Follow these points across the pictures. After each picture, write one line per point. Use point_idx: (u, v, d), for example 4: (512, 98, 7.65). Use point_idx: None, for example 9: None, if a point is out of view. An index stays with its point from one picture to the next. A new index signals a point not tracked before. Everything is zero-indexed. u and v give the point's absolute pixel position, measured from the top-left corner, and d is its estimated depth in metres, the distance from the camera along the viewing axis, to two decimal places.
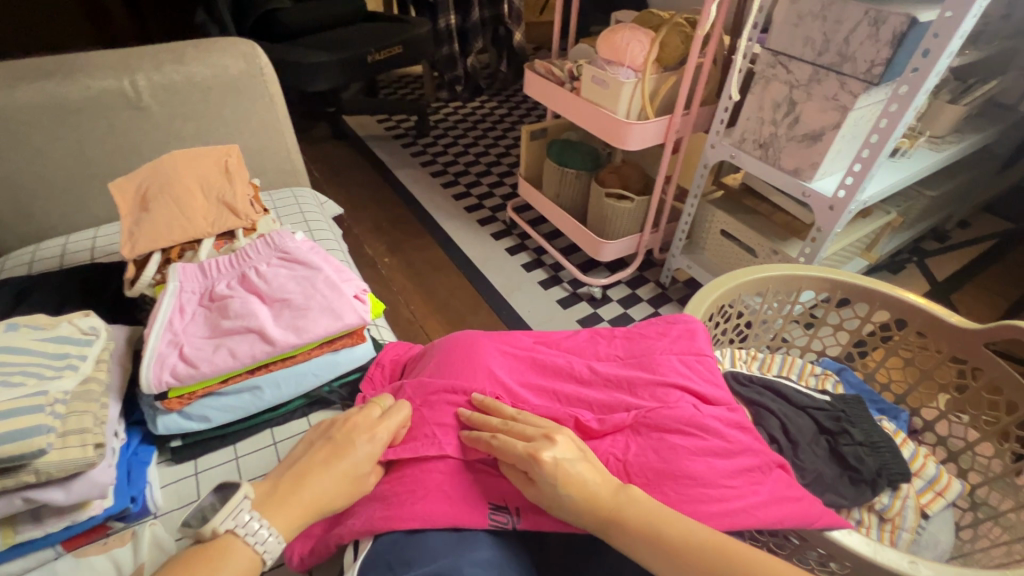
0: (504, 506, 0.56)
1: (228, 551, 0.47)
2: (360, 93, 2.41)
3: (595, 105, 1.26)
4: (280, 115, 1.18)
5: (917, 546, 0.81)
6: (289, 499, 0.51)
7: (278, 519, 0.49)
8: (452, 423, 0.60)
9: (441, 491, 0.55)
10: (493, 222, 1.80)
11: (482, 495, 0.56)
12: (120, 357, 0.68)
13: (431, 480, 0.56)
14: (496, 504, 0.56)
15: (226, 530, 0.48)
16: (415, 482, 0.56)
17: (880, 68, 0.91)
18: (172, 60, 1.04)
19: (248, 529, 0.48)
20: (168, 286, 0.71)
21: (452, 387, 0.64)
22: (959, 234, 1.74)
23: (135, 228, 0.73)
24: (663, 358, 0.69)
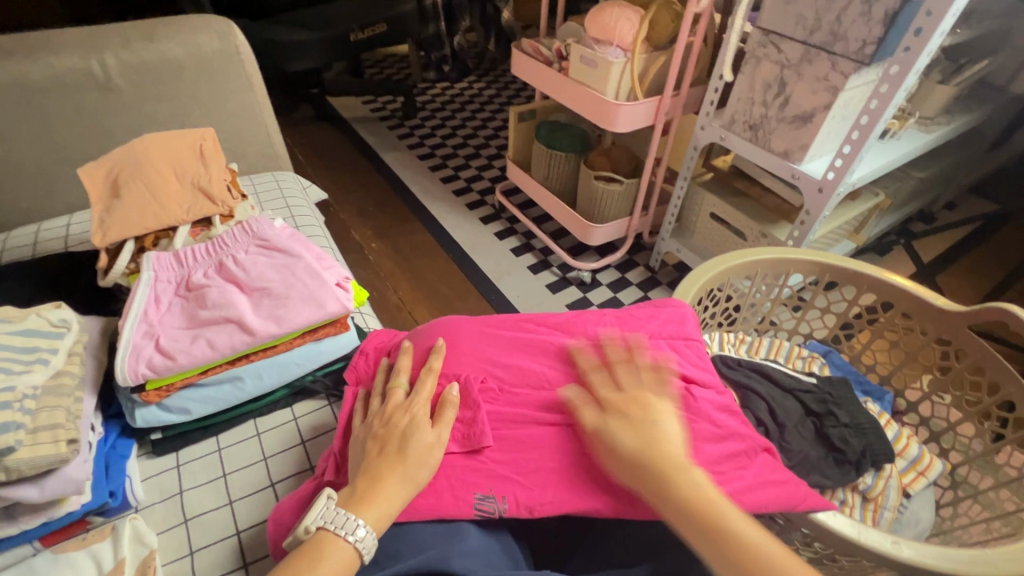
0: (491, 494, 0.54)
1: (329, 545, 0.47)
2: (344, 73, 2.35)
3: (583, 86, 1.23)
4: (259, 96, 1.14)
5: (898, 524, 0.82)
6: (376, 494, 0.51)
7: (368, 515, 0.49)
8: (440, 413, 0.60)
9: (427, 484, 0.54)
10: (481, 205, 1.77)
11: (468, 486, 0.55)
12: (94, 349, 0.66)
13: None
14: (481, 492, 0.54)
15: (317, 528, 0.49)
16: None
17: (871, 48, 0.89)
18: (143, 38, 0.99)
19: (339, 523, 0.48)
20: (143, 275, 0.68)
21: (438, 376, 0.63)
22: (946, 216, 1.75)
23: (106, 215, 0.70)
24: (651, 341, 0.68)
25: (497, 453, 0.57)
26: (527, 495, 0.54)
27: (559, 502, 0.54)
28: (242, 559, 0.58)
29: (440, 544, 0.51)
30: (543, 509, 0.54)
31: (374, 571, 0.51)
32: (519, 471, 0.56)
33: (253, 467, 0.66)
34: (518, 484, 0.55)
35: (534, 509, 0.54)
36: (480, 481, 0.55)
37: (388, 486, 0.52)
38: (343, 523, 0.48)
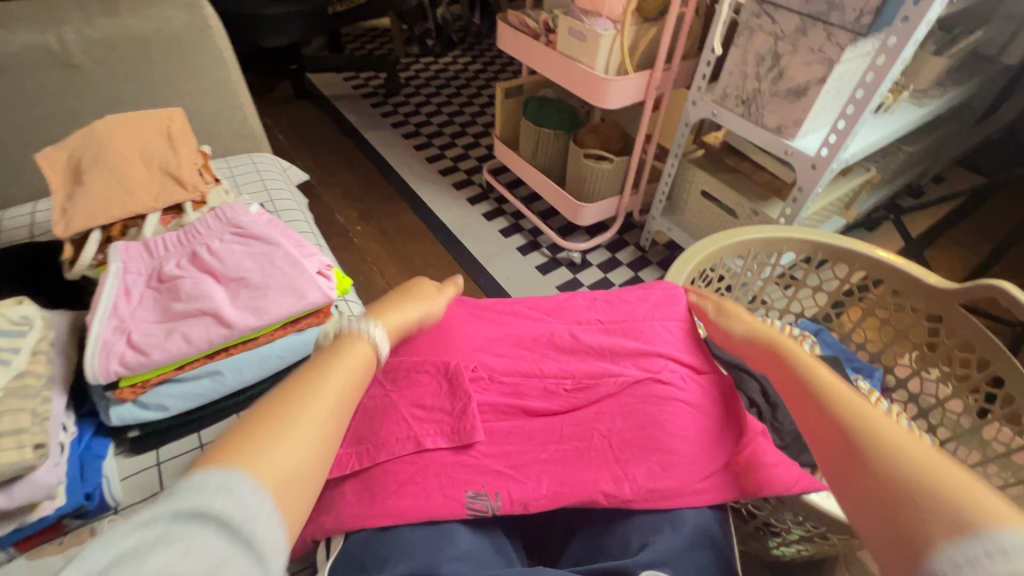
0: (483, 492, 0.53)
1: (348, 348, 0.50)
2: (324, 48, 2.26)
3: (571, 59, 1.19)
4: (232, 73, 1.08)
5: None
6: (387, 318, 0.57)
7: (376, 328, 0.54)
8: (427, 406, 0.57)
9: (415, 482, 0.52)
10: (469, 185, 1.73)
11: (458, 484, 0.53)
12: (63, 345, 0.62)
13: (402, 472, 0.53)
14: (473, 489, 0.52)
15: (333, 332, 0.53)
16: (384, 475, 0.53)
17: (869, 18, 0.86)
18: (103, 11, 0.93)
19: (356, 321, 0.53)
20: (109, 266, 0.65)
21: (426, 365, 0.60)
22: (934, 191, 1.75)
23: (69, 203, 0.66)
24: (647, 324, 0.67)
25: (487, 446, 0.56)
26: (522, 491, 0.53)
27: (553, 497, 0.53)
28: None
29: (430, 548, 0.49)
30: (538, 505, 0.53)
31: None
32: (511, 465, 0.54)
33: None
34: (511, 479, 0.53)
35: (528, 505, 0.53)
36: (471, 477, 0.53)
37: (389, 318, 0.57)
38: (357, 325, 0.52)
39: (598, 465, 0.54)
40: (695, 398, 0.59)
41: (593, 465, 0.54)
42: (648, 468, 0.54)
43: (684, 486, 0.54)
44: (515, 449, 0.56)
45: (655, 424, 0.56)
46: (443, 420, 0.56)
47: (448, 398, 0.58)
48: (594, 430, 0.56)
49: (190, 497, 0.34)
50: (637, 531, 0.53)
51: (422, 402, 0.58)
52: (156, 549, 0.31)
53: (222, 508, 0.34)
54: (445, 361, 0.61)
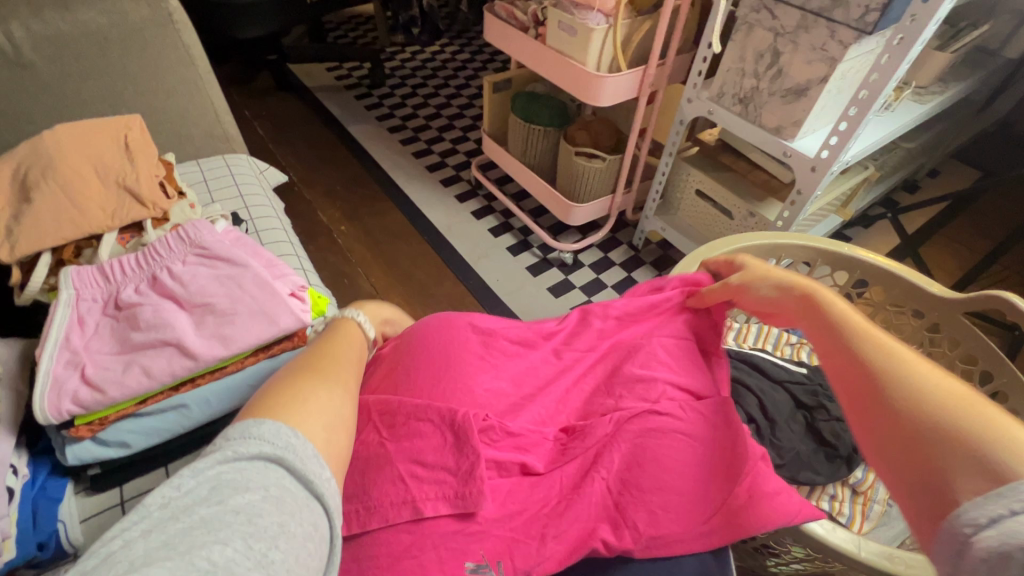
0: (484, 562, 0.47)
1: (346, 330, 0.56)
2: (304, 36, 2.17)
3: (560, 55, 1.14)
4: (200, 70, 1.02)
5: (886, 517, 0.82)
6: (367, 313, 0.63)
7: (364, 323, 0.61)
8: (426, 464, 0.50)
9: (412, 559, 0.46)
10: (456, 182, 1.68)
11: (459, 556, 0.46)
12: (11, 381, 0.58)
13: (396, 544, 0.46)
14: (473, 561, 0.47)
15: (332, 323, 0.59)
16: (376, 546, 0.47)
17: (874, 15, 0.82)
18: (55, 5, 0.86)
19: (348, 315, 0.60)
20: (61, 295, 0.60)
21: (424, 411, 0.53)
22: (930, 186, 1.72)
23: (14, 224, 0.61)
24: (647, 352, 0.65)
25: (492, 510, 0.49)
26: (525, 558, 0.48)
27: (556, 560, 0.48)
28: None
29: None
30: (543, 571, 0.48)
31: None
32: (515, 527, 0.50)
33: None
34: (515, 544, 0.48)
35: (531, 571, 0.48)
36: (473, 548, 0.47)
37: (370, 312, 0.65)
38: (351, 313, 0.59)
39: (600, 514, 0.51)
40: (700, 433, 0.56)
41: (596, 517, 0.50)
42: (651, 516, 0.50)
43: (689, 531, 0.51)
44: (518, 506, 0.51)
45: (660, 464, 0.53)
46: (446, 482, 0.49)
47: (450, 446, 0.51)
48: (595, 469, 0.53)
49: (267, 440, 0.37)
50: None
51: (423, 453, 0.51)
52: (242, 488, 0.33)
53: (294, 461, 0.36)
54: (450, 410, 0.53)
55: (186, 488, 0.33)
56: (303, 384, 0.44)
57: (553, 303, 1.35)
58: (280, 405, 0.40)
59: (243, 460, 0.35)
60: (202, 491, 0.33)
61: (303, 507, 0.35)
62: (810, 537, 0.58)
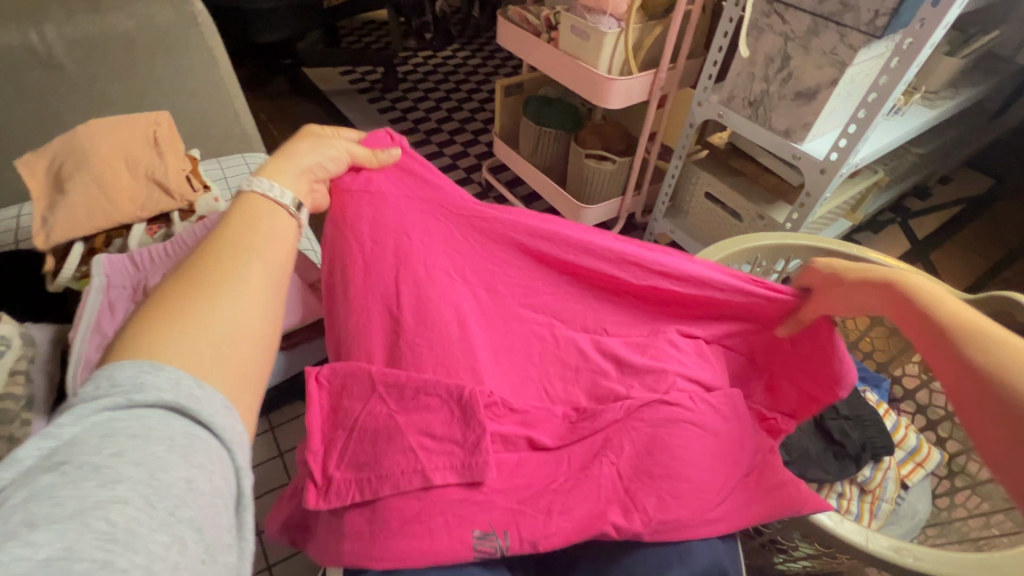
0: (491, 530, 0.50)
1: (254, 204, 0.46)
2: (319, 41, 2.21)
3: (572, 58, 1.16)
4: (222, 71, 1.05)
5: (896, 516, 0.81)
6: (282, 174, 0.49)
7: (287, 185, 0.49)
8: (434, 437, 0.53)
9: (423, 522, 0.49)
10: (467, 184, 1.70)
11: (467, 522, 0.50)
12: (44, 364, 0.60)
13: (406, 510, 0.49)
14: (479, 529, 0.49)
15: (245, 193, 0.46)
16: (387, 512, 0.49)
17: (884, 19, 0.83)
18: (87, 7, 0.89)
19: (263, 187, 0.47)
20: (93, 280, 0.62)
21: (433, 386, 0.55)
22: (941, 192, 1.72)
23: (49, 214, 0.64)
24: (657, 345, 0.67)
25: (498, 481, 0.52)
26: (532, 529, 0.50)
27: (564, 534, 0.50)
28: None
29: None
30: (551, 543, 0.50)
31: None
32: (522, 500, 0.52)
33: None
34: (522, 516, 0.51)
35: (538, 544, 0.50)
36: (481, 516, 0.50)
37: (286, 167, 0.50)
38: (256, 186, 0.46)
39: (608, 493, 0.52)
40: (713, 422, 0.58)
41: (604, 496, 0.52)
42: (662, 499, 0.52)
43: (698, 516, 0.52)
44: (524, 480, 0.54)
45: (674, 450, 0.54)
46: (453, 453, 0.52)
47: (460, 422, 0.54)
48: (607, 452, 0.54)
49: (166, 390, 0.31)
50: (643, 565, 0.52)
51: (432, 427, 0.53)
52: (138, 437, 0.29)
53: (200, 412, 0.31)
54: (457, 386, 0.55)
55: (65, 437, 0.28)
56: (199, 305, 0.37)
57: None
58: (167, 347, 0.34)
59: (139, 407, 0.30)
60: (88, 439, 0.28)
61: (213, 461, 0.30)
62: (818, 527, 0.60)
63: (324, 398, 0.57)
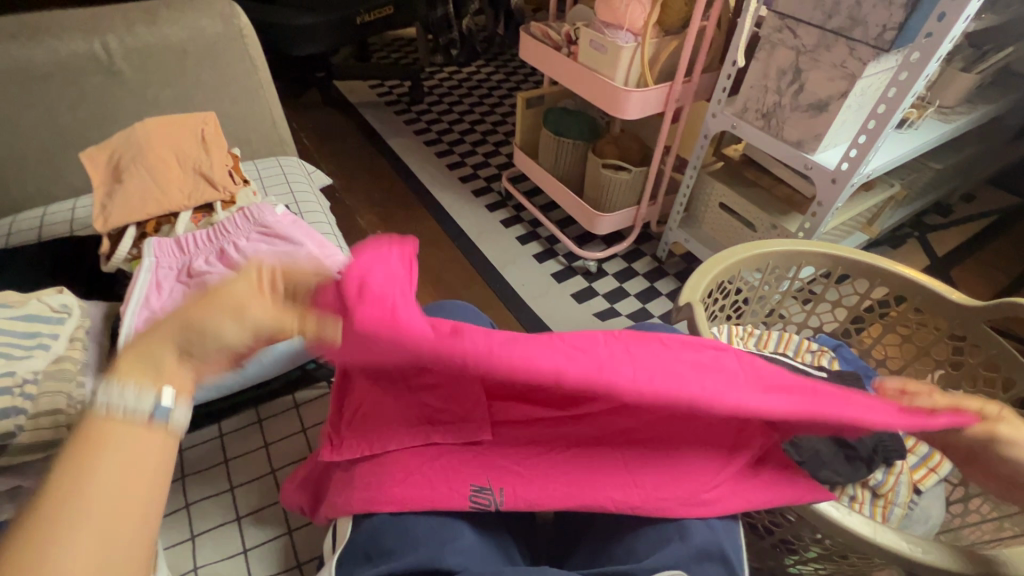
0: (487, 487, 0.54)
1: (101, 431, 0.36)
2: (350, 56, 2.32)
3: (591, 71, 1.21)
4: (263, 80, 1.12)
5: (909, 520, 0.79)
6: (150, 372, 0.39)
7: (156, 382, 0.39)
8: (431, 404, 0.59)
9: (422, 474, 0.55)
10: (487, 192, 1.75)
11: (465, 477, 0.55)
12: (96, 335, 0.66)
13: (410, 463, 0.56)
14: (477, 483, 0.54)
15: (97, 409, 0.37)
16: (393, 464, 0.56)
17: (891, 34, 0.86)
18: (145, 21, 0.98)
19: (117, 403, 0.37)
20: (144, 261, 0.71)
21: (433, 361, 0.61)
22: (963, 209, 1.71)
23: (108, 201, 0.73)
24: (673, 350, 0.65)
25: (495, 442, 0.58)
26: (526, 489, 0.54)
27: (561, 497, 0.54)
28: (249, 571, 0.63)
29: (436, 541, 0.52)
30: (542, 505, 0.53)
31: (363, 565, 0.51)
32: (520, 463, 0.56)
33: (255, 454, 0.73)
34: (517, 477, 0.54)
35: (531, 504, 0.54)
36: (478, 473, 0.55)
37: (158, 351, 0.40)
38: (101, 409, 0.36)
39: (602, 467, 0.55)
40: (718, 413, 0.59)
41: (598, 470, 0.55)
42: (655, 476, 0.55)
43: (692, 496, 0.54)
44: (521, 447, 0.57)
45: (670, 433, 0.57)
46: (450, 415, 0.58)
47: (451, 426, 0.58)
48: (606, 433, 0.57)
49: None
50: (643, 539, 0.54)
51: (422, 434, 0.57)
52: None
53: None
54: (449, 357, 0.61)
55: None
56: None
57: (577, 308, 1.39)
58: None
59: None
60: None
61: None
62: (825, 520, 0.54)
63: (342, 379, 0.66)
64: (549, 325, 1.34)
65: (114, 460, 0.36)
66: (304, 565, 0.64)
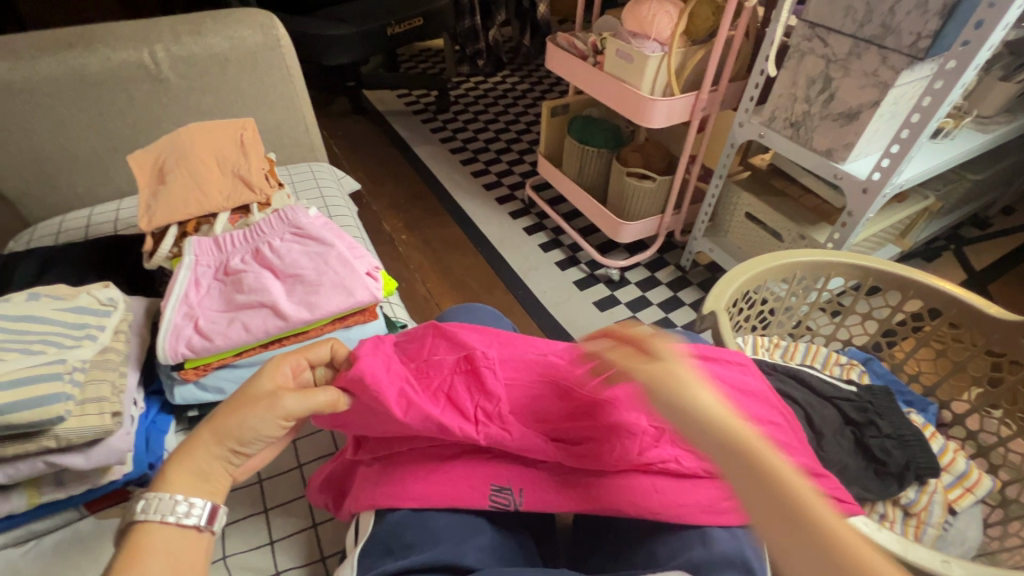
0: (508, 487, 0.56)
1: (147, 538, 0.42)
2: (380, 66, 2.38)
3: (617, 80, 1.22)
4: (298, 88, 1.16)
5: (942, 542, 0.76)
6: (186, 475, 0.46)
7: (197, 491, 0.46)
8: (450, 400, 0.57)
9: (444, 471, 0.55)
10: (511, 200, 1.77)
11: (485, 477, 0.56)
12: (138, 328, 0.70)
13: (432, 459, 0.56)
14: (497, 484, 0.55)
15: (143, 521, 0.43)
16: (415, 461, 0.57)
17: (926, 42, 0.85)
18: (190, 31, 1.02)
19: (163, 511, 0.43)
20: (184, 259, 0.74)
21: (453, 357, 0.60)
22: (1001, 222, 1.65)
23: (152, 201, 0.77)
24: (699, 358, 0.63)
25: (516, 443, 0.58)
26: (545, 491, 0.56)
27: (579, 500, 0.54)
28: (276, 565, 0.62)
29: (454, 538, 0.52)
30: (557, 505, 0.55)
31: (386, 558, 0.52)
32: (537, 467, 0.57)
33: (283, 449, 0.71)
34: (537, 479, 0.56)
35: (550, 505, 0.55)
36: (498, 473, 0.56)
37: (196, 460, 0.47)
38: (151, 514, 0.43)
39: (623, 473, 0.55)
40: (743, 421, 0.58)
41: (617, 475, 0.55)
42: (676, 482, 0.54)
43: (715, 504, 0.53)
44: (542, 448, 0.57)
45: (692, 442, 0.56)
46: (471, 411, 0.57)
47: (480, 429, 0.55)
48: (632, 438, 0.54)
49: None
50: (664, 545, 0.54)
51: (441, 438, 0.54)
52: None
53: None
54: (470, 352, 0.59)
55: None
56: None
57: (599, 316, 1.38)
58: None
59: None
60: None
61: None
62: (856, 535, 0.53)
63: None
64: (570, 332, 1.34)
65: (161, 563, 0.41)
66: (328, 560, 0.63)
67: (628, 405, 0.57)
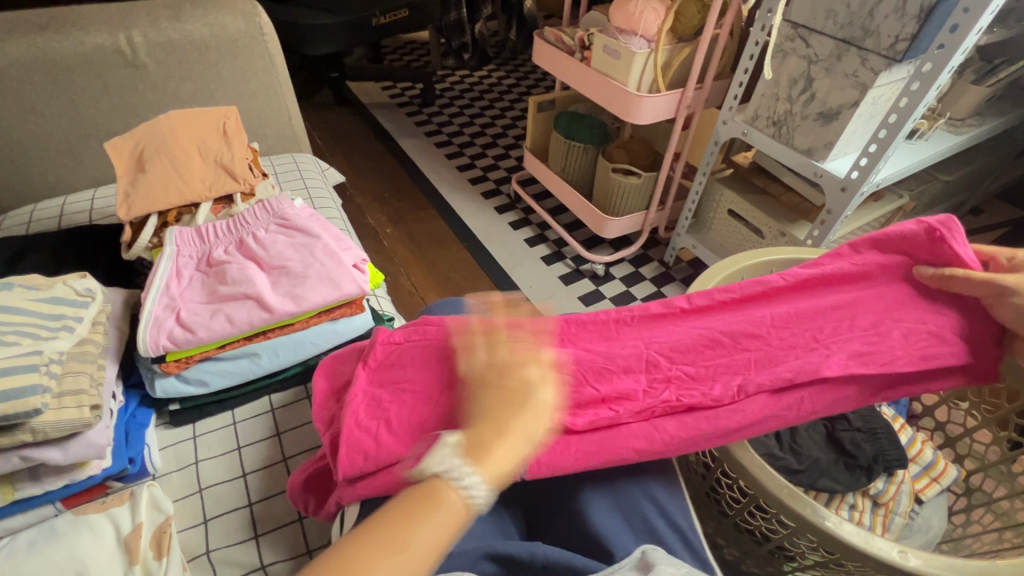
0: None
1: (439, 498, 0.43)
2: (364, 57, 2.34)
3: (604, 75, 1.22)
4: (281, 77, 1.14)
5: (908, 531, 0.77)
6: (490, 453, 0.46)
7: (479, 467, 0.45)
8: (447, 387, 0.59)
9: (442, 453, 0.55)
10: (497, 194, 1.77)
11: None
12: (117, 320, 0.68)
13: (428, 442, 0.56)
14: None
15: (435, 473, 0.44)
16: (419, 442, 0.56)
17: (904, 44, 0.87)
18: (170, 17, 1.00)
19: (458, 476, 0.43)
20: (164, 249, 0.73)
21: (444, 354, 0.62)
22: (970, 222, 1.71)
23: (131, 189, 0.76)
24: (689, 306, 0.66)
25: None
26: (549, 457, 0.55)
27: (585, 457, 0.55)
28: (260, 559, 0.59)
29: None
30: (563, 468, 0.55)
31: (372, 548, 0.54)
32: None
33: (267, 441, 0.68)
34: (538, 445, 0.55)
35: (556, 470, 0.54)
36: None
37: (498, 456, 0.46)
38: (452, 476, 0.43)
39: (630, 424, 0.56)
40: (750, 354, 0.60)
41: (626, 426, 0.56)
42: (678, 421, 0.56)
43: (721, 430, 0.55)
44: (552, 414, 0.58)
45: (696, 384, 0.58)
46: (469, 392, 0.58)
47: None
48: (626, 397, 0.58)
49: None
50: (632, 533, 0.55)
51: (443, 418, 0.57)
52: None
53: None
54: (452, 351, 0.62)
55: None
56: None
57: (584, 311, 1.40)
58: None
59: None
60: None
61: None
62: (819, 530, 0.56)
63: (323, 385, 0.66)
64: None
65: (436, 528, 0.42)
66: (314, 553, 0.60)
67: (626, 370, 0.60)
